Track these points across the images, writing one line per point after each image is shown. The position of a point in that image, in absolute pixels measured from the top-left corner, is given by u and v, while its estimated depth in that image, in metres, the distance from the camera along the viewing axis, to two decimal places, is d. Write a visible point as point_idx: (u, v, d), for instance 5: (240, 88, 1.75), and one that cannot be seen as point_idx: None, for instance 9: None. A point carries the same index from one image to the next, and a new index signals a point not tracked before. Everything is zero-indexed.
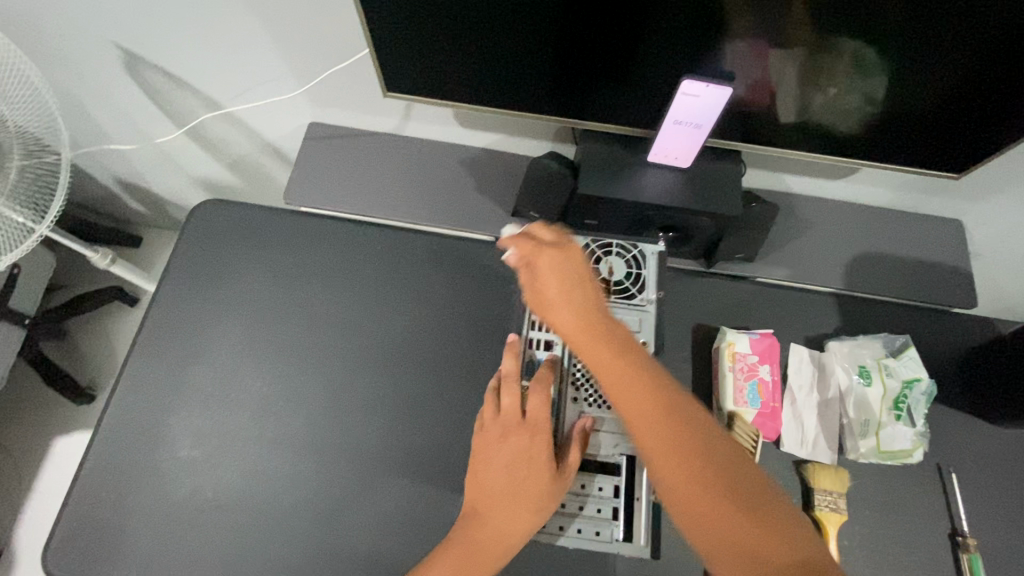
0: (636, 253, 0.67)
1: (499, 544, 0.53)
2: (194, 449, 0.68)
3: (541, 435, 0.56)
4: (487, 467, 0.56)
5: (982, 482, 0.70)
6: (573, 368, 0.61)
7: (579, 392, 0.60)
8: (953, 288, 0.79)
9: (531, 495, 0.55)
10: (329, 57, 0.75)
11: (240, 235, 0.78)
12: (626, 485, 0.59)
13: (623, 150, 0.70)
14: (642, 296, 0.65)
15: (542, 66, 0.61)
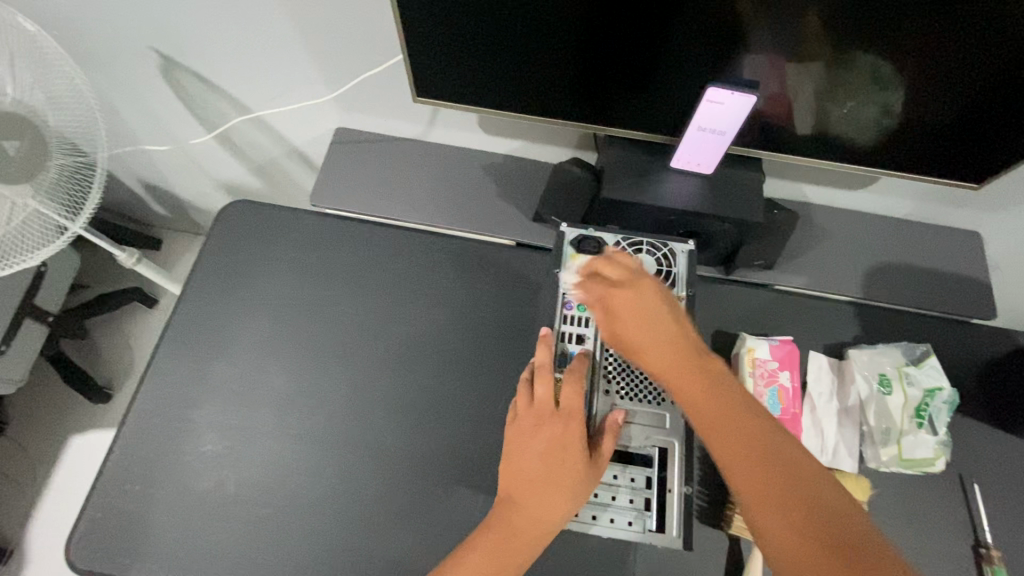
0: (667, 251, 0.68)
1: (537, 528, 0.54)
2: (218, 444, 0.70)
3: (573, 422, 0.56)
4: (520, 452, 0.56)
5: (1004, 493, 0.69)
6: (605, 360, 0.62)
7: (610, 385, 0.61)
8: (972, 299, 0.79)
9: (565, 482, 0.55)
10: (359, 63, 0.77)
11: (267, 236, 0.81)
12: (657, 477, 0.59)
13: (646, 156, 0.72)
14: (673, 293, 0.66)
15: (570, 73, 0.63)
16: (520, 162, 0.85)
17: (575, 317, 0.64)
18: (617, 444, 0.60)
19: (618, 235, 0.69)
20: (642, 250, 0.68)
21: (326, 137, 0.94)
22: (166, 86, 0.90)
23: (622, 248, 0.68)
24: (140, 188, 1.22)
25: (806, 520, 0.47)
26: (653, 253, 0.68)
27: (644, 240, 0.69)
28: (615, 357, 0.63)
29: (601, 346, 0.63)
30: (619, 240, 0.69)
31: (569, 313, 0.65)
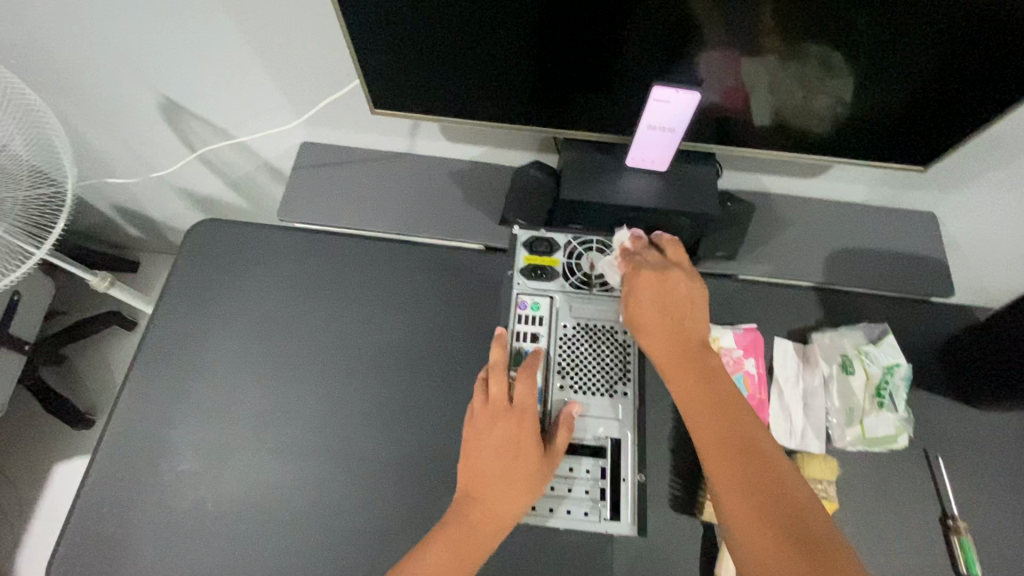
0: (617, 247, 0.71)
1: (491, 520, 0.55)
2: (195, 462, 0.70)
3: (526, 417, 0.58)
4: (477, 446, 0.58)
5: (969, 465, 0.71)
6: (559, 356, 0.64)
7: (565, 379, 0.63)
8: (930, 278, 0.81)
9: (519, 474, 0.57)
10: (317, 79, 0.78)
11: (236, 253, 0.81)
12: (611, 467, 0.61)
13: (603, 155, 0.73)
14: None
15: (521, 77, 0.65)
16: (484, 168, 0.86)
17: (532, 317, 0.66)
18: (574, 437, 0.62)
19: (570, 236, 0.71)
20: (592, 249, 0.71)
21: (291, 153, 0.94)
22: (133, 109, 0.89)
23: (574, 248, 0.70)
24: (112, 212, 1.21)
25: (772, 505, 0.51)
26: (603, 255, 0.70)
27: (594, 239, 0.71)
28: (568, 353, 0.65)
29: (557, 344, 0.65)
30: (571, 241, 0.71)
31: (526, 313, 0.66)
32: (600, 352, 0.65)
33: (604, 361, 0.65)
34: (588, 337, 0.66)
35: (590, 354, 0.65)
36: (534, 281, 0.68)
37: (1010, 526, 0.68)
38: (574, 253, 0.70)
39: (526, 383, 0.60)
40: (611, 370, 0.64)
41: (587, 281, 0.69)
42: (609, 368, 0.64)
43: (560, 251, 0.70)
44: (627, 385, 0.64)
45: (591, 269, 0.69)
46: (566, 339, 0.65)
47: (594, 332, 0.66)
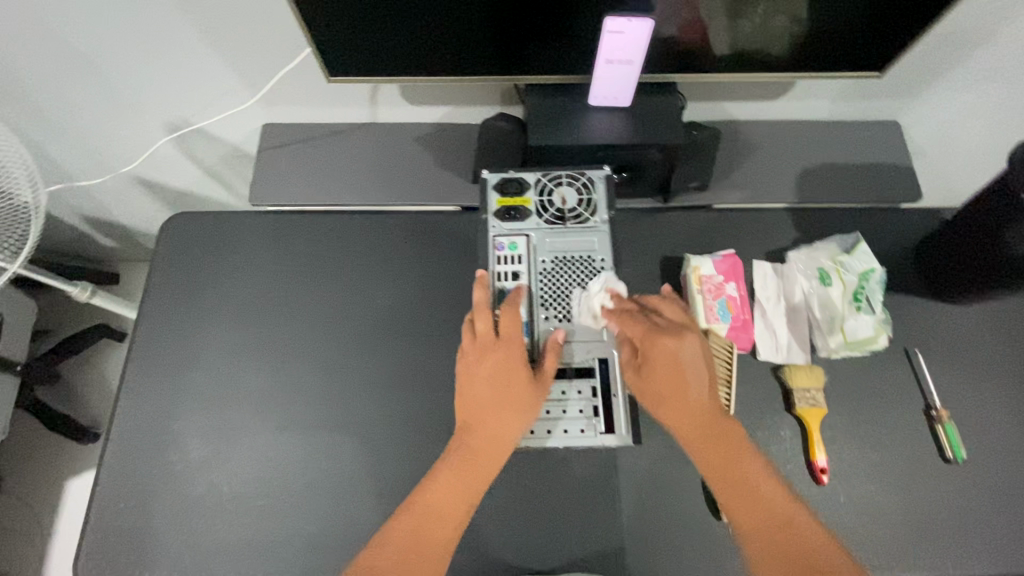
0: (585, 180, 0.72)
1: (490, 443, 0.59)
2: (202, 449, 0.72)
3: (512, 345, 0.61)
4: (470, 378, 0.61)
5: (947, 357, 0.74)
6: (540, 291, 0.67)
7: (549, 310, 0.66)
8: (898, 185, 0.83)
9: (511, 398, 0.60)
10: (266, 57, 0.76)
11: (213, 244, 0.81)
12: (602, 385, 0.64)
13: (565, 97, 0.71)
14: (595, 219, 0.70)
15: (472, 27, 0.64)
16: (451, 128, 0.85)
17: (512, 258, 0.68)
18: (561, 361, 0.64)
19: (539, 173, 0.72)
20: (562, 184, 0.72)
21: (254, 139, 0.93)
22: (88, 112, 0.87)
23: (545, 185, 0.72)
24: (83, 223, 1.20)
25: None
26: (573, 189, 0.71)
27: (563, 173, 0.72)
28: (549, 285, 0.67)
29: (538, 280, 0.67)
30: (541, 177, 0.72)
31: (505, 253, 0.68)
32: (579, 281, 0.67)
33: (585, 290, 0.67)
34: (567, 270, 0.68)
35: (570, 285, 0.67)
36: (509, 223, 0.70)
37: (990, 408, 0.72)
38: (546, 190, 0.71)
39: (509, 313, 0.62)
40: (591, 296, 0.66)
41: (560, 216, 0.70)
42: (590, 295, 0.67)
43: (531, 190, 0.71)
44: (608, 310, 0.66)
45: (563, 205, 0.70)
46: (545, 273, 0.67)
47: (572, 264, 0.68)
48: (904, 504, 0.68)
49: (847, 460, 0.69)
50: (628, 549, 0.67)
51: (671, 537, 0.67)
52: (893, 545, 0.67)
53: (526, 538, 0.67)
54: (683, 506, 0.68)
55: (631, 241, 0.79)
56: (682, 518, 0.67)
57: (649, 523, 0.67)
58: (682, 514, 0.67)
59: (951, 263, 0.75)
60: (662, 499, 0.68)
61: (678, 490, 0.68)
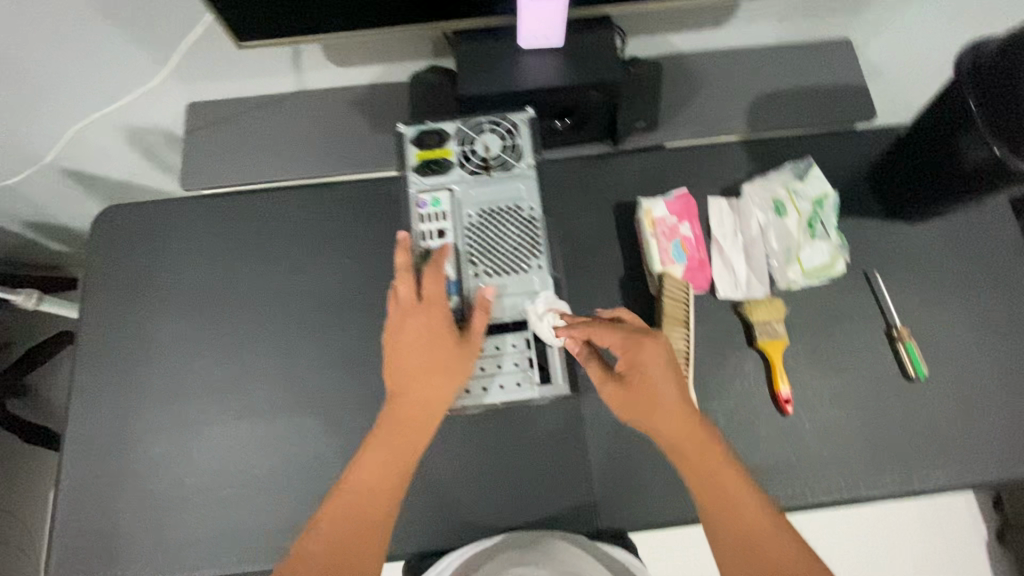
0: (509, 124, 0.67)
1: (421, 409, 0.59)
2: (165, 443, 0.71)
3: (436, 309, 0.60)
4: (396, 344, 0.60)
5: (905, 276, 0.74)
6: (466, 246, 0.65)
7: (477, 266, 0.64)
8: (855, 104, 0.80)
9: (439, 363, 0.59)
10: (172, 32, 0.70)
11: (152, 236, 0.78)
12: (535, 336, 0.63)
13: (494, 42, 0.67)
14: (520, 166, 0.67)
15: None
16: (385, 89, 0.81)
17: (440, 216, 0.65)
18: (492, 318, 0.63)
19: (459, 121, 0.68)
20: (485, 131, 0.67)
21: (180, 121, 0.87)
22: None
23: (465, 134, 0.67)
24: (25, 228, 1.15)
25: None
26: (495, 137, 0.67)
27: (484, 119, 0.67)
28: (475, 240, 0.65)
29: (466, 234, 0.65)
30: (460, 126, 0.67)
31: (427, 212, 0.65)
32: (507, 231, 0.65)
33: (513, 238, 0.65)
34: (496, 220, 0.65)
35: (497, 236, 0.65)
36: (429, 178, 0.66)
37: (948, 322, 0.72)
38: (465, 139, 0.67)
39: (432, 277, 0.61)
40: (520, 244, 0.65)
41: (484, 166, 0.67)
42: (518, 243, 0.65)
43: (452, 141, 0.67)
44: (539, 258, 0.64)
45: (486, 153, 0.66)
46: (471, 227, 0.65)
47: (500, 214, 0.65)
48: (868, 426, 0.69)
49: (810, 389, 0.70)
50: (598, 496, 0.67)
51: (638, 479, 0.67)
52: (858, 466, 0.67)
53: (498, 496, 0.67)
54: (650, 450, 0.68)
55: (582, 190, 0.77)
56: (649, 462, 0.68)
57: (618, 469, 0.68)
58: (649, 457, 0.68)
59: (911, 173, 0.71)
60: (628, 445, 0.68)
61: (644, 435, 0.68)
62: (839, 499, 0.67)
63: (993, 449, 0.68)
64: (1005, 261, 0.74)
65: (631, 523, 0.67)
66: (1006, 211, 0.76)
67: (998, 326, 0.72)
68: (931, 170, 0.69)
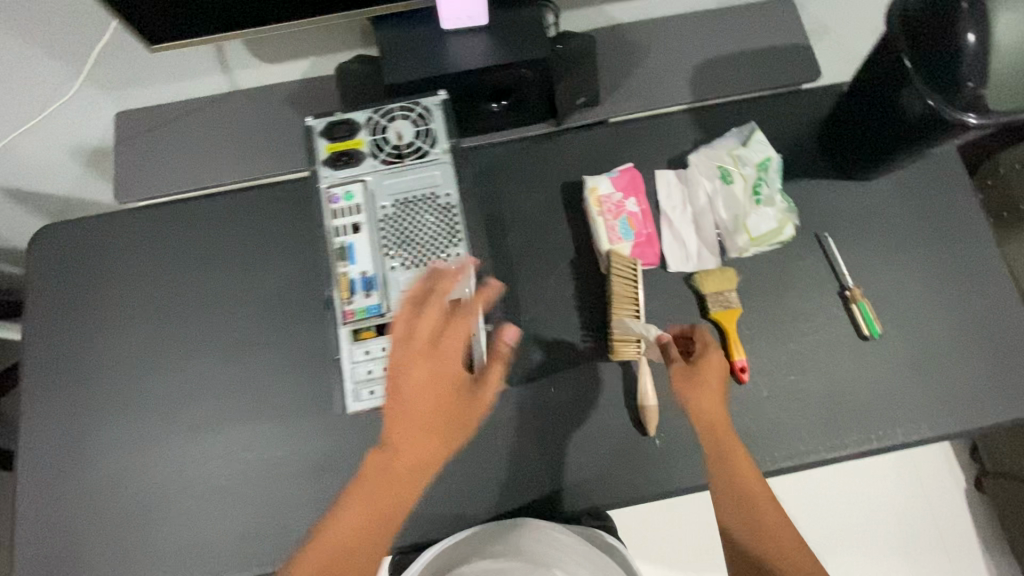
0: (421, 109, 0.66)
1: (413, 469, 0.53)
2: (119, 463, 0.69)
3: (450, 360, 0.55)
4: (398, 390, 0.54)
5: (856, 236, 0.73)
6: (382, 237, 0.63)
7: (395, 257, 0.62)
8: (798, 65, 0.78)
9: (442, 419, 0.54)
10: (81, 42, 0.67)
11: (91, 253, 0.76)
12: None
13: (417, 26, 0.64)
14: (435, 151, 0.65)
15: None
16: (318, 84, 0.78)
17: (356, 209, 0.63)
18: None
19: (370, 110, 0.66)
20: (396, 117, 0.66)
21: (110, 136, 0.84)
22: None
23: (376, 123, 0.66)
24: None
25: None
26: (405, 123, 0.65)
27: (396, 105, 0.66)
28: (392, 230, 0.63)
29: (381, 223, 0.63)
30: (371, 115, 0.66)
31: (339, 206, 0.63)
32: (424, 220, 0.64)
33: (422, 223, 0.63)
34: (407, 207, 0.64)
35: (414, 224, 0.63)
36: (340, 170, 0.64)
37: (902, 279, 0.72)
38: (376, 128, 0.65)
39: (453, 325, 0.56)
40: (429, 229, 0.63)
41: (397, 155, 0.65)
42: (428, 228, 0.63)
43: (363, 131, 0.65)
44: (448, 241, 0.63)
45: (398, 140, 0.65)
46: (388, 218, 0.63)
47: (410, 200, 0.64)
48: (828, 389, 0.68)
49: (767, 356, 0.69)
50: (561, 481, 0.67)
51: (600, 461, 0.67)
52: (819, 430, 0.67)
53: (460, 490, 0.67)
54: (610, 430, 0.67)
55: (527, 172, 0.75)
56: (610, 442, 0.67)
57: (579, 453, 0.67)
58: (609, 438, 0.67)
59: (863, 128, 0.69)
60: (587, 428, 0.68)
61: (602, 416, 0.68)
62: (803, 464, 0.66)
63: (954, 403, 0.68)
64: (956, 213, 0.74)
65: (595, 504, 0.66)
66: (955, 163, 0.75)
67: (952, 279, 0.71)
68: (883, 124, 0.66)
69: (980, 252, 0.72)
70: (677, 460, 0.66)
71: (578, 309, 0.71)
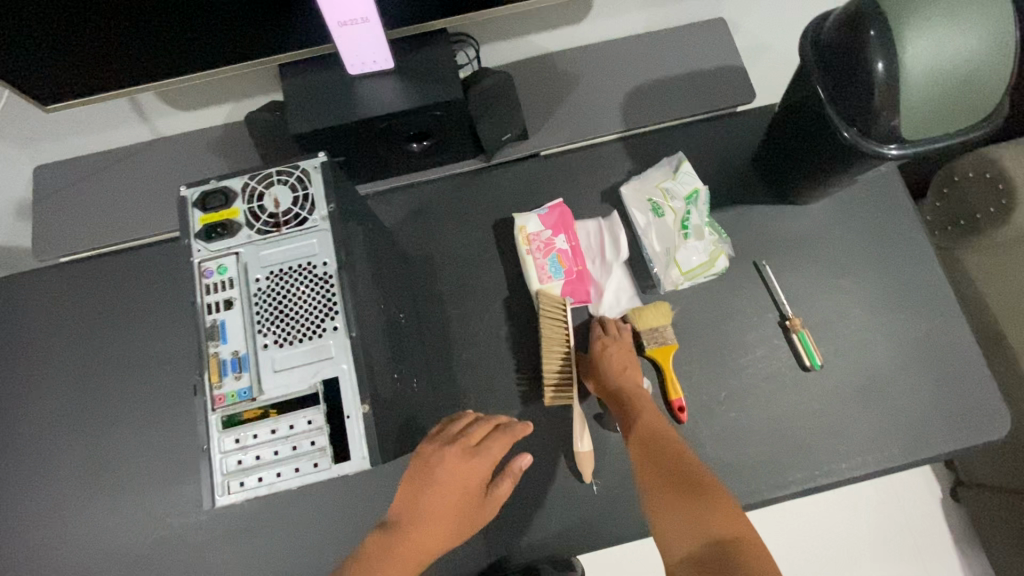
0: (300, 168, 0.44)
1: (417, 559, 0.48)
2: (37, 537, 0.66)
3: (485, 468, 0.48)
4: (421, 475, 0.48)
5: (795, 262, 0.71)
6: (252, 315, 0.41)
7: (265, 337, 0.41)
8: (732, 85, 0.75)
9: (458, 521, 0.49)
10: None
11: (7, 313, 0.73)
12: (329, 402, 0.39)
13: (327, 72, 0.63)
14: (318, 218, 0.43)
15: (184, 35, 0.55)
16: (240, 128, 0.76)
17: (218, 284, 0.42)
18: (263, 396, 0.40)
19: (239, 173, 0.45)
20: (272, 180, 0.44)
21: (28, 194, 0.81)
22: None
23: (249, 188, 0.44)
24: None
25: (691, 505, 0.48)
26: (286, 178, 0.44)
27: (271, 167, 0.45)
28: (263, 314, 0.41)
29: (246, 303, 0.41)
30: (245, 179, 0.45)
31: (205, 281, 0.42)
32: (302, 301, 0.41)
33: (305, 299, 0.41)
34: (287, 280, 0.42)
35: (292, 301, 0.41)
36: (212, 245, 0.43)
37: (844, 303, 0.69)
38: (249, 194, 0.44)
39: (503, 435, 0.49)
40: (316, 308, 0.41)
41: (272, 226, 0.43)
42: (312, 307, 0.41)
43: (238, 198, 0.44)
44: (337, 315, 0.41)
45: (273, 208, 0.43)
46: (261, 298, 0.42)
47: (291, 270, 0.42)
48: (771, 422, 0.66)
49: (706, 392, 0.67)
50: (499, 532, 0.63)
51: (540, 513, 0.63)
52: (763, 468, 0.64)
53: None
54: (548, 478, 0.64)
55: (457, 210, 0.73)
56: (549, 492, 0.64)
57: (517, 505, 0.64)
58: (549, 487, 0.64)
59: (798, 157, 0.66)
60: (525, 477, 0.64)
61: (540, 464, 0.65)
62: (750, 506, 0.63)
63: (899, 433, 0.65)
64: (894, 231, 0.72)
65: (537, 557, 0.63)
66: (893, 180, 0.73)
67: (895, 302, 0.69)
68: (808, 153, 0.64)
69: (921, 273, 0.70)
70: (619, 508, 0.63)
71: (513, 352, 0.68)
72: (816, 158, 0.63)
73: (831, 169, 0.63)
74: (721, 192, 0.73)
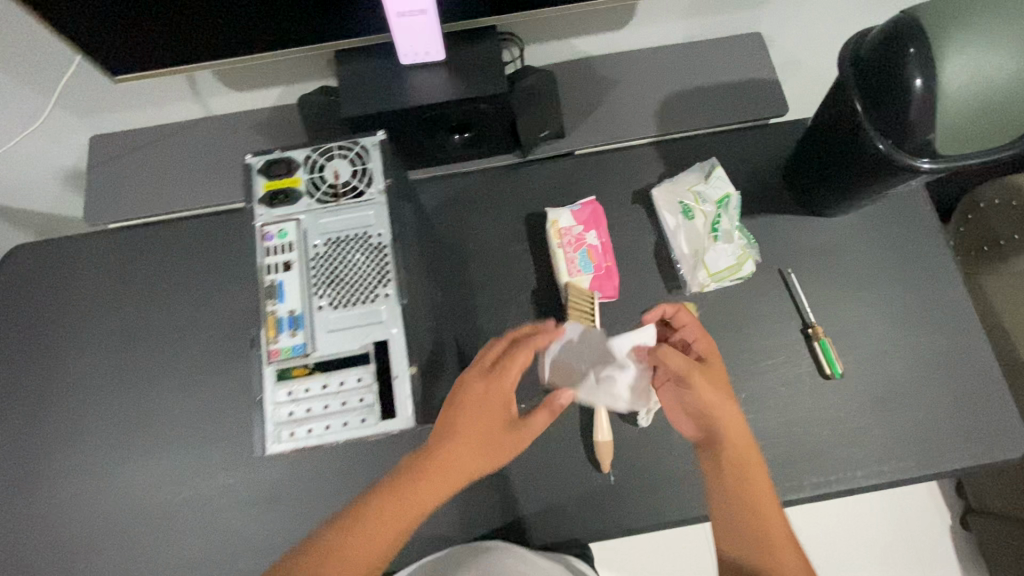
0: (359, 145, 0.47)
1: (445, 476, 0.49)
2: (71, 487, 0.68)
3: (505, 377, 0.53)
4: (453, 396, 0.53)
5: (820, 271, 0.72)
6: (309, 278, 0.44)
7: (319, 299, 0.43)
8: (765, 97, 0.78)
9: (483, 442, 0.51)
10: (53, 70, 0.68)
11: (55, 272, 0.76)
12: (378, 363, 0.42)
13: (380, 61, 0.66)
14: (374, 192, 0.46)
15: (253, 17, 0.58)
16: (289, 110, 0.79)
17: (278, 247, 0.44)
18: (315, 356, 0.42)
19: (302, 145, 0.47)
20: (332, 154, 0.47)
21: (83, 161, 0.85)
22: None
23: (310, 160, 0.47)
24: None
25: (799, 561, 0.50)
26: (346, 152, 0.47)
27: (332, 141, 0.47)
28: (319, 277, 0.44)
29: (304, 266, 0.44)
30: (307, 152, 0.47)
31: (265, 243, 0.45)
32: (357, 267, 0.44)
33: (359, 266, 0.44)
34: (343, 247, 0.44)
35: (347, 266, 0.44)
36: (273, 210, 0.45)
37: (866, 315, 0.71)
38: (310, 165, 0.46)
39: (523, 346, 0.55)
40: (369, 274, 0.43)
41: (331, 196, 0.46)
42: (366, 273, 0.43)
43: (300, 169, 0.46)
44: (390, 282, 0.43)
45: (333, 180, 0.46)
46: (318, 262, 0.44)
47: (347, 238, 0.45)
48: (789, 425, 0.67)
49: None
50: (515, 514, 0.65)
51: (556, 498, 0.65)
52: (778, 471, 0.65)
53: None
54: (566, 465, 0.66)
55: (491, 201, 0.76)
56: (566, 479, 0.65)
57: (535, 489, 0.65)
58: (567, 474, 0.65)
59: (828, 169, 0.67)
60: (544, 462, 0.66)
61: (559, 450, 0.66)
62: None
63: (915, 445, 0.66)
64: (919, 248, 0.73)
65: (550, 541, 0.64)
66: (920, 199, 0.75)
67: (916, 317, 0.70)
68: (838, 166, 0.66)
69: (944, 290, 0.71)
70: (635, 499, 0.64)
71: None
72: (847, 170, 0.65)
73: (862, 181, 0.64)
74: (749, 199, 0.75)
